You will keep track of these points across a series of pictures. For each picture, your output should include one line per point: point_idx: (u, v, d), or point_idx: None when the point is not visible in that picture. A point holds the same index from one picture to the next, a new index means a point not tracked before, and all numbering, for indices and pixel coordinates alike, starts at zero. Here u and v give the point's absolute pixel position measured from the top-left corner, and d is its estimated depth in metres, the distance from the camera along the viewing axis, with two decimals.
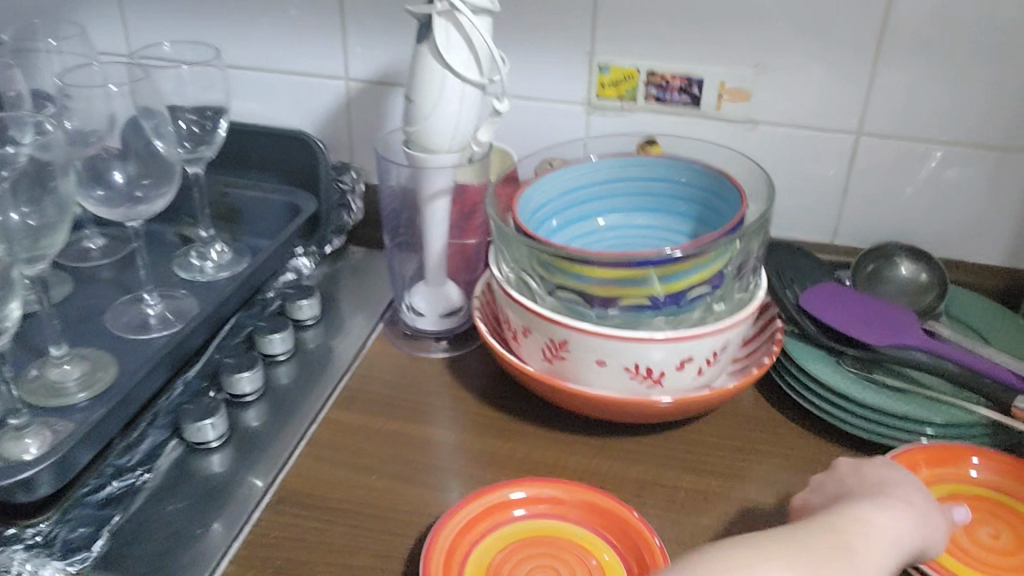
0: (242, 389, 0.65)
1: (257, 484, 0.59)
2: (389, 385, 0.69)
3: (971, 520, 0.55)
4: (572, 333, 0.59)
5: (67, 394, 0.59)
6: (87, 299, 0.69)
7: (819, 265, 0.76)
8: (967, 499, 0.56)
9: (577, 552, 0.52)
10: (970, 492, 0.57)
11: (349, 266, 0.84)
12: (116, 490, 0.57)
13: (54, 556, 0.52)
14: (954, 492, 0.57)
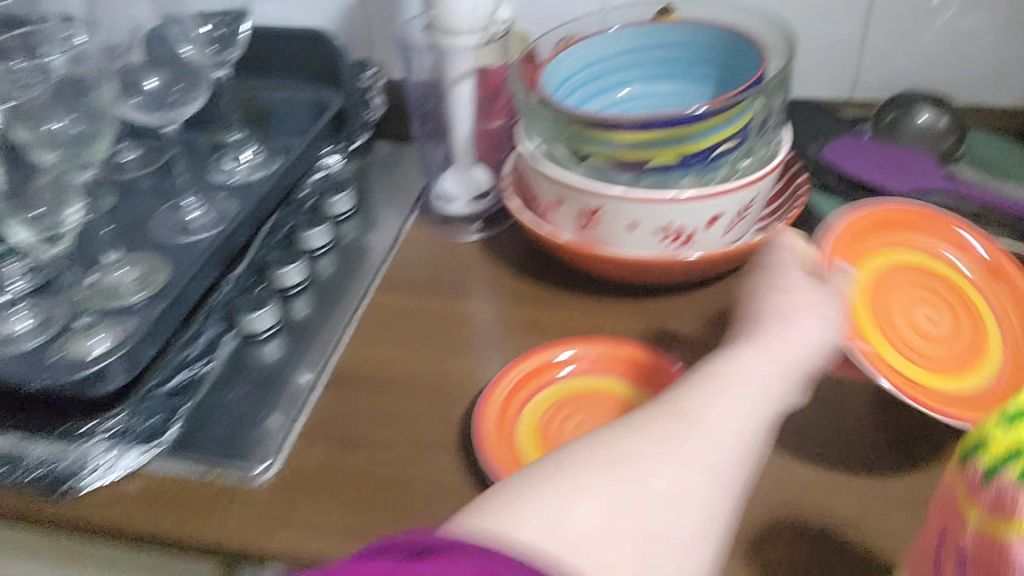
0: (288, 281, 0.68)
1: (306, 376, 0.61)
2: (428, 268, 0.71)
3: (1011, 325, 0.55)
4: (604, 198, 0.61)
5: (124, 296, 0.61)
6: (131, 208, 0.72)
7: (840, 120, 0.76)
8: None
9: (621, 402, 0.56)
10: None
11: (377, 162, 0.85)
12: (184, 380, 0.60)
13: (134, 442, 0.55)
14: None
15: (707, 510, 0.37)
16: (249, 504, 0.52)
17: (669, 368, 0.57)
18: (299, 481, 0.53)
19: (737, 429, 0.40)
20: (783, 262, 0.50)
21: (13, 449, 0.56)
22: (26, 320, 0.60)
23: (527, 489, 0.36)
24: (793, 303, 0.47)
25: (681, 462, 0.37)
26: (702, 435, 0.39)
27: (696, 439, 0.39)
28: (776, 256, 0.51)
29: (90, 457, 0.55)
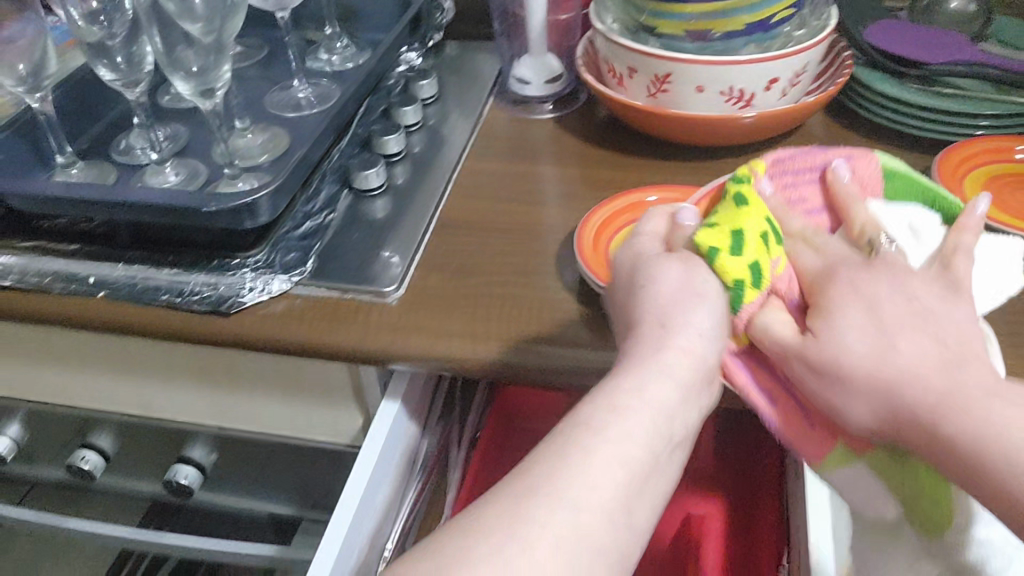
0: (390, 149, 0.77)
1: (394, 256, 0.67)
2: (509, 142, 0.80)
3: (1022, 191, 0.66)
4: (674, 64, 0.69)
5: (255, 156, 0.70)
6: (244, 90, 0.80)
7: (877, 7, 0.84)
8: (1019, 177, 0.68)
9: None
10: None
11: (450, 57, 0.94)
12: (312, 227, 0.69)
13: (278, 271, 0.65)
14: (1009, 172, 0.68)
15: (654, 491, 0.40)
16: (384, 317, 0.62)
17: None
18: (423, 301, 0.63)
19: (663, 406, 0.41)
20: (648, 251, 0.49)
21: (174, 280, 0.65)
22: (174, 174, 0.69)
23: (499, 499, 0.37)
24: (677, 296, 0.45)
25: (614, 468, 0.38)
26: (642, 424, 0.40)
27: (633, 431, 0.39)
28: (641, 249, 0.50)
29: (243, 283, 0.64)
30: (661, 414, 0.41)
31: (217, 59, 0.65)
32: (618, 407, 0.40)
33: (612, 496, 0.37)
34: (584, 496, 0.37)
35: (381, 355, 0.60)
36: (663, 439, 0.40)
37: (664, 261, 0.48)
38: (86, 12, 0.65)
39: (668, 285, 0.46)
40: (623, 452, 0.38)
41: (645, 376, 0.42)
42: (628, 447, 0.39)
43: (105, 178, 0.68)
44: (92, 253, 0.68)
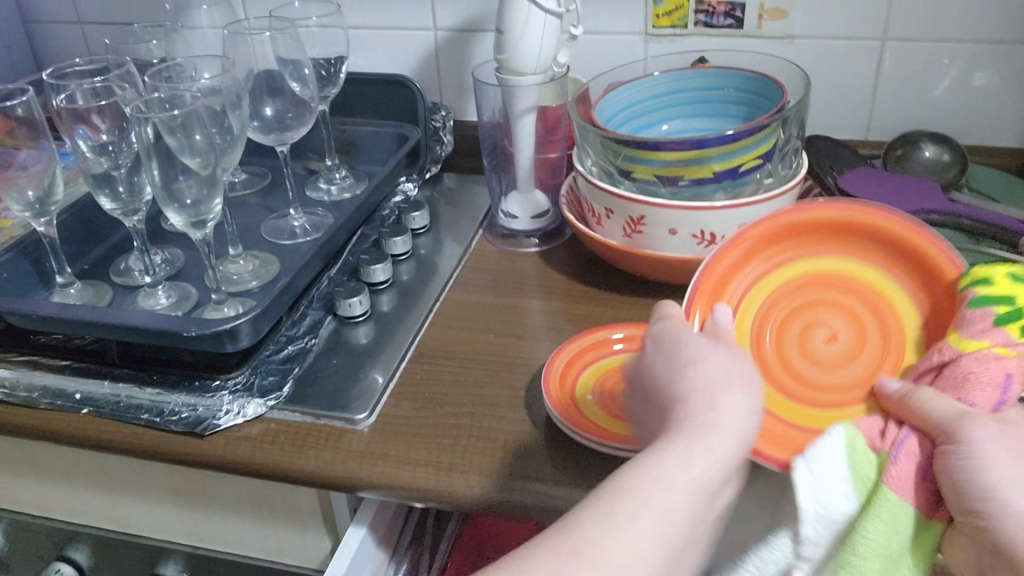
0: (376, 278, 0.79)
1: (379, 376, 0.69)
2: (494, 273, 0.83)
3: None
4: (647, 206, 0.72)
5: (243, 282, 0.74)
6: (244, 218, 0.84)
7: (854, 154, 0.87)
8: None
9: None
10: None
11: (446, 190, 0.97)
12: (293, 351, 0.71)
13: (255, 395, 0.67)
14: None
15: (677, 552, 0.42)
16: (355, 443, 0.63)
17: None
18: (394, 429, 0.64)
19: (700, 485, 0.42)
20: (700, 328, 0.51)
21: (155, 400, 0.68)
22: (165, 297, 0.72)
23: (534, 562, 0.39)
24: (713, 376, 0.46)
25: (637, 543, 0.40)
26: (681, 510, 0.42)
27: (666, 510, 0.41)
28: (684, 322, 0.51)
29: (220, 406, 0.67)
30: (697, 487, 0.42)
31: (209, 194, 0.68)
32: (649, 482, 0.42)
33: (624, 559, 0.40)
34: (601, 559, 0.39)
35: (350, 480, 0.62)
36: (677, 508, 0.42)
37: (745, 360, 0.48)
38: (96, 144, 0.70)
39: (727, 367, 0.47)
40: (629, 561, 0.40)
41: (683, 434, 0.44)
42: (659, 527, 0.41)
43: (100, 299, 0.72)
44: (81, 369, 0.71)
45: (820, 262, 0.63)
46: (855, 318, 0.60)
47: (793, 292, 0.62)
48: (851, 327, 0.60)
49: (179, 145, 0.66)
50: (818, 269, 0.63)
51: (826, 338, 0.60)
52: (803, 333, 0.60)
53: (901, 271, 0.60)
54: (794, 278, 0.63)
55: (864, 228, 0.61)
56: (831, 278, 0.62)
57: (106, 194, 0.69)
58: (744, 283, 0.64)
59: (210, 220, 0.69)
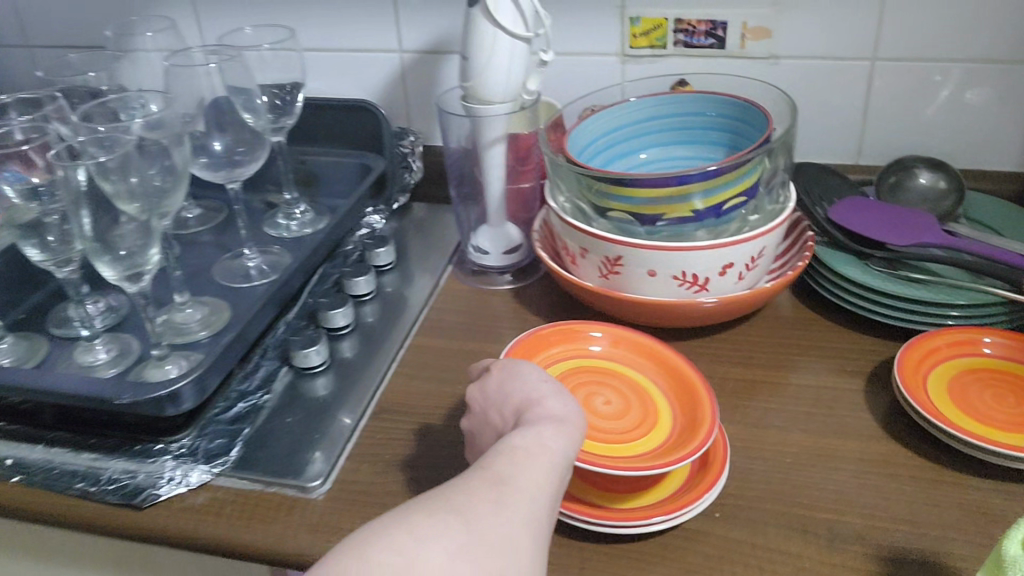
0: (336, 323, 0.74)
1: (347, 416, 0.66)
2: (464, 315, 0.78)
3: (996, 392, 0.62)
4: (624, 247, 0.67)
5: (191, 332, 0.68)
6: (196, 258, 0.79)
7: (844, 182, 0.82)
8: (998, 373, 0.64)
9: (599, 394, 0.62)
10: (1001, 367, 0.64)
11: (415, 220, 0.92)
12: (243, 409, 0.66)
13: (199, 461, 0.62)
14: (987, 366, 0.64)
15: (516, 534, 0.44)
16: (308, 515, 0.58)
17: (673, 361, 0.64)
18: (350, 497, 0.59)
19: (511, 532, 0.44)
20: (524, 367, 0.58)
21: (91, 467, 0.62)
22: (104, 352, 0.66)
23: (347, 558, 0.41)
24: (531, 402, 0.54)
25: (475, 527, 0.43)
26: (518, 498, 0.46)
27: (499, 498, 0.46)
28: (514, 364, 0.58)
29: (161, 473, 0.61)
30: (531, 480, 0.47)
31: (145, 245, 0.62)
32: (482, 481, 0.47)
33: (462, 538, 0.43)
34: (438, 539, 0.42)
35: (299, 557, 0.56)
36: (510, 497, 0.46)
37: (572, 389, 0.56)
38: (25, 188, 0.63)
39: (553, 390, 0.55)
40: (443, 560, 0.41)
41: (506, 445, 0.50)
42: (497, 516, 0.44)
43: (32, 356, 0.66)
44: (13, 433, 0.66)
45: (606, 361, 0.65)
46: (618, 406, 0.61)
47: (570, 374, 0.63)
48: (622, 407, 0.61)
49: (115, 190, 0.62)
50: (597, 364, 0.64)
51: (614, 433, 0.58)
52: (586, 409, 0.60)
53: (654, 367, 0.64)
54: (568, 367, 0.64)
55: (638, 343, 0.66)
56: (604, 370, 0.64)
57: (34, 243, 0.64)
58: (552, 361, 0.64)
59: (147, 271, 0.63)
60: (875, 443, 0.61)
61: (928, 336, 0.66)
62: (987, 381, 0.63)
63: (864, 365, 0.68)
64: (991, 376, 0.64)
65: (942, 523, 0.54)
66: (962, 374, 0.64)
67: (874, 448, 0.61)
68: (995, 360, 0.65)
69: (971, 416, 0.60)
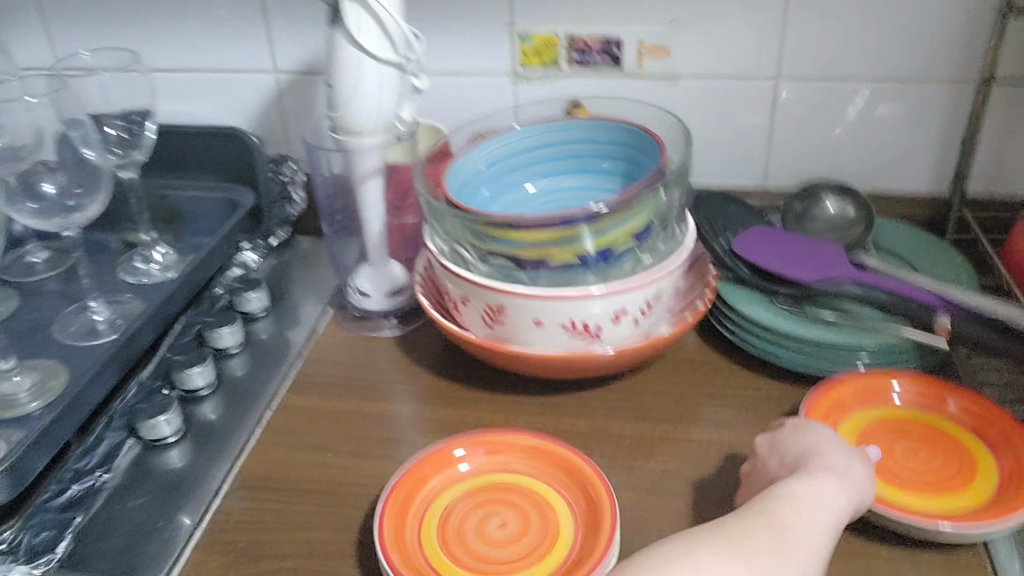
0: (194, 383, 0.66)
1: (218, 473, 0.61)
2: (341, 366, 0.71)
3: (899, 447, 0.57)
4: (507, 296, 0.61)
5: (20, 405, 0.60)
6: (37, 311, 0.70)
7: (748, 211, 0.77)
8: (895, 423, 0.59)
9: (498, 512, 0.53)
10: (901, 415, 0.60)
11: (295, 257, 0.84)
12: (76, 493, 0.58)
13: (19, 561, 0.53)
14: (884, 416, 0.60)
15: None
16: None
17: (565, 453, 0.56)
18: None
19: None
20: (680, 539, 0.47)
21: None
22: None
23: None
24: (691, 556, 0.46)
25: None
26: None
27: None
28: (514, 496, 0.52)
29: None
30: None
31: None
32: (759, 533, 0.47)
33: None
34: None
35: None
36: None
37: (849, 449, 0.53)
38: None
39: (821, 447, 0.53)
40: None
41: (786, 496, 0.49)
42: None
43: None
44: None
45: (491, 473, 0.56)
46: (511, 531, 0.52)
47: (466, 496, 0.54)
48: (515, 523, 0.53)
49: None
50: (483, 480, 0.55)
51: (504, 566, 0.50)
52: (472, 536, 0.52)
53: (544, 467, 0.56)
54: (467, 485, 0.55)
55: (522, 444, 0.57)
56: (489, 484, 0.55)
57: None
58: (448, 482, 0.55)
59: None
60: None
61: (825, 386, 0.61)
62: (901, 436, 0.58)
63: (771, 416, 0.63)
64: (906, 431, 0.59)
65: None
66: (875, 428, 0.59)
67: None
68: (909, 411, 0.60)
69: (884, 475, 0.55)
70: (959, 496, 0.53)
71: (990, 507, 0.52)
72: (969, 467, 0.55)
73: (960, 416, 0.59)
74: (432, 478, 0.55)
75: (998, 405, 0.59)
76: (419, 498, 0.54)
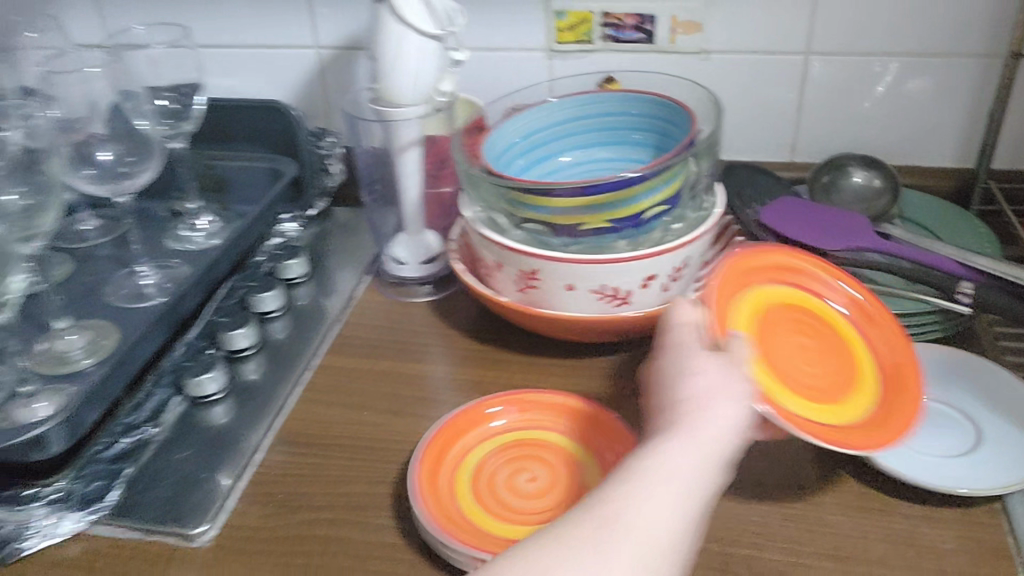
0: (238, 344, 0.69)
1: (255, 436, 0.62)
2: (378, 330, 0.73)
3: (798, 331, 0.58)
4: (540, 260, 0.63)
5: (73, 361, 0.62)
6: (89, 274, 0.73)
7: (777, 181, 0.79)
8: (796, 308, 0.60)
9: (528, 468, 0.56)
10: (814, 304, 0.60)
11: (334, 226, 0.87)
12: (128, 445, 0.60)
13: (73, 508, 0.55)
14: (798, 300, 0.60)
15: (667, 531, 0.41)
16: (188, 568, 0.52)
17: (590, 412, 0.59)
18: (238, 545, 0.53)
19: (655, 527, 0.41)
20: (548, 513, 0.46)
21: None
22: None
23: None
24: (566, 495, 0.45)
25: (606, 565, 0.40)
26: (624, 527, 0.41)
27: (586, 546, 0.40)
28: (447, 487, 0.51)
29: (29, 524, 0.54)
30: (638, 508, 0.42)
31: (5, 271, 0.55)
32: (661, 463, 0.43)
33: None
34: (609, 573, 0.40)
35: None
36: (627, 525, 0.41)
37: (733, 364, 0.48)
38: None
39: (684, 359, 0.48)
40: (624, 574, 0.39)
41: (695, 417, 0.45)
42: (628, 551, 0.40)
43: None
44: None
45: (515, 431, 0.58)
46: (541, 485, 0.54)
47: (498, 450, 0.57)
48: (545, 476, 0.55)
49: None
50: (511, 437, 0.58)
51: (536, 516, 0.52)
52: (504, 488, 0.54)
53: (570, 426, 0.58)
54: (493, 443, 0.57)
55: (548, 403, 0.60)
56: (515, 442, 0.57)
57: None
58: (477, 440, 0.57)
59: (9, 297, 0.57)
60: (802, 467, 0.57)
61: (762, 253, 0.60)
62: (803, 329, 0.58)
63: None
64: (812, 326, 0.59)
65: (868, 556, 0.51)
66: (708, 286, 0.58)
67: (801, 472, 0.57)
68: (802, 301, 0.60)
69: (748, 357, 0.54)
70: (852, 403, 0.54)
71: (889, 422, 0.52)
72: (858, 374, 0.57)
73: (881, 316, 0.59)
74: (456, 435, 0.57)
75: (888, 309, 0.61)
76: (449, 458, 0.56)
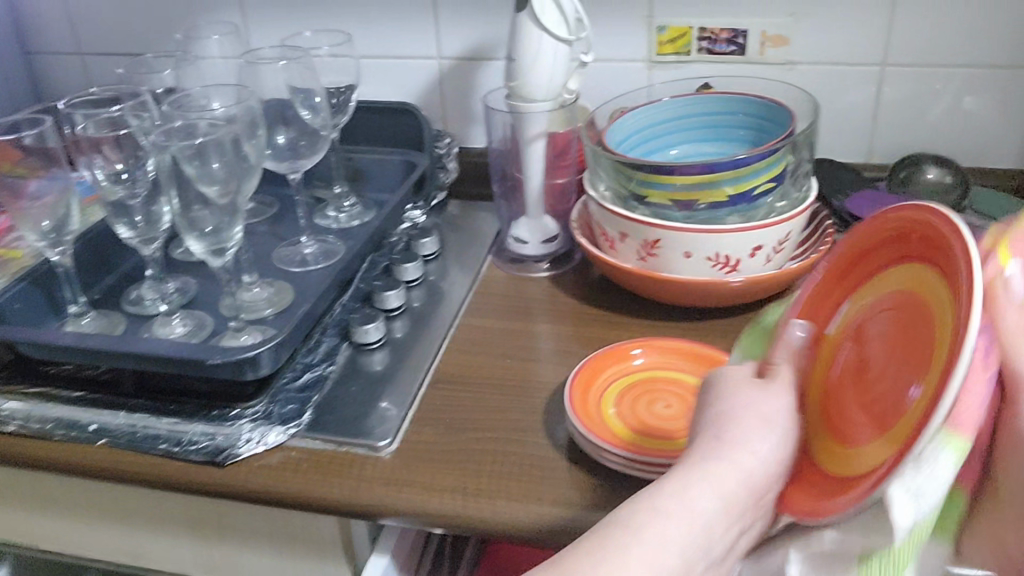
0: (390, 304, 0.79)
1: (389, 405, 0.69)
2: (504, 298, 0.83)
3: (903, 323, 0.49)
4: (664, 231, 0.73)
5: (259, 310, 0.73)
6: (255, 246, 0.84)
7: (858, 177, 0.88)
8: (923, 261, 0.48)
9: (668, 395, 0.66)
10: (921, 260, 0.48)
11: (454, 216, 0.97)
12: (309, 379, 0.71)
13: (275, 423, 0.67)
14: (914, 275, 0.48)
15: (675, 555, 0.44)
16: (377, 470, 0.63)
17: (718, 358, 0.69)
18: (414, 455, 0.64)
19: (710, 509, 0.45)
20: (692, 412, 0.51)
21: (174, 430, 0.67)
22: (181, 325, 0.71)
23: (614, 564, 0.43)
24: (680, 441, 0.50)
25: (650, 557, 0.43)
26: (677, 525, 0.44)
27: (646, 537, 0.44)
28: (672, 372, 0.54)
29: (240, 434, 0.66)
30: (694, 514, 0.45)
31: (229, 222, 0.69)
32: (661, 512, 0.45)
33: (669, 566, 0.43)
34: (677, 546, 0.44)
35: (372, 509, 0.61)
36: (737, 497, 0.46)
37: (768, 391, 0.50)
38: (111, 173, 0.70)
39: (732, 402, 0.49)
40: (676, 538, 0.44)
41: (726, 454, 0.47)
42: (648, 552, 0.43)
43: (113, 329, 0.71)
44: (94, 401, 0.70)
45: (652, 371, 0.68)
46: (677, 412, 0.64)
47: (638, 384, 0.67)
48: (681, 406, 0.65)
49: (198, 173, 0.68)
50: (652, 377, 0.68)
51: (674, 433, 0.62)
52: (643, 417, 0.64)
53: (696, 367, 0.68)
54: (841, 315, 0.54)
55: (680, 348, 0.70)
56: (653, 379, 0.67)
57: (124, 223, 0.70)
58: (621, 374, 0.68)
59: (229, 247, 0.69)
60: None
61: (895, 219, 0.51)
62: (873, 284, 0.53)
63: None
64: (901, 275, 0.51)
65: None
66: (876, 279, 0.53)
67: None
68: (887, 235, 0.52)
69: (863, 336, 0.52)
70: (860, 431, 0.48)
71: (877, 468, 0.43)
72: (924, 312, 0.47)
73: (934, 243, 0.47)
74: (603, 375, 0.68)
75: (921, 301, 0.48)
76: (596, 389, 0.66)
